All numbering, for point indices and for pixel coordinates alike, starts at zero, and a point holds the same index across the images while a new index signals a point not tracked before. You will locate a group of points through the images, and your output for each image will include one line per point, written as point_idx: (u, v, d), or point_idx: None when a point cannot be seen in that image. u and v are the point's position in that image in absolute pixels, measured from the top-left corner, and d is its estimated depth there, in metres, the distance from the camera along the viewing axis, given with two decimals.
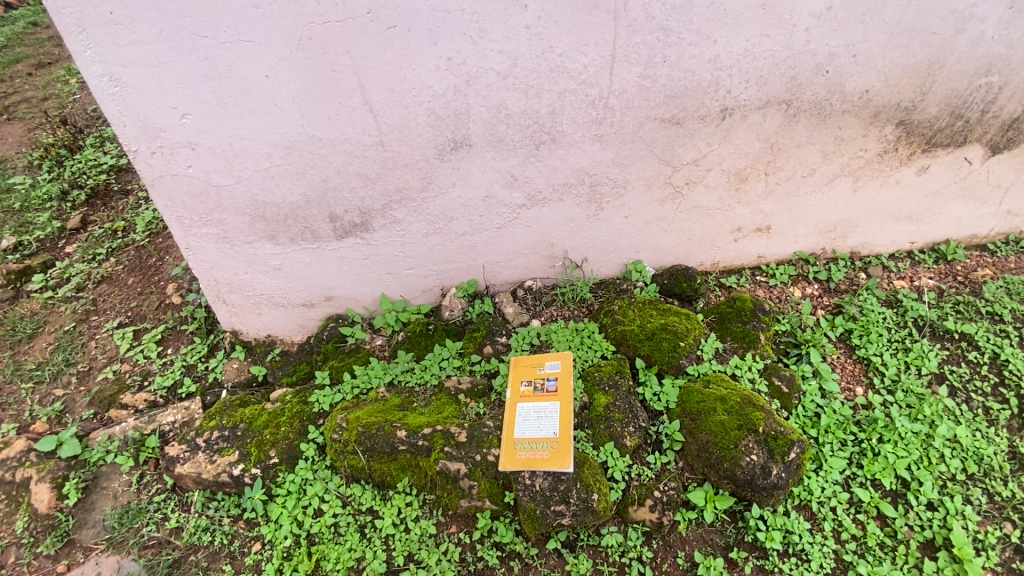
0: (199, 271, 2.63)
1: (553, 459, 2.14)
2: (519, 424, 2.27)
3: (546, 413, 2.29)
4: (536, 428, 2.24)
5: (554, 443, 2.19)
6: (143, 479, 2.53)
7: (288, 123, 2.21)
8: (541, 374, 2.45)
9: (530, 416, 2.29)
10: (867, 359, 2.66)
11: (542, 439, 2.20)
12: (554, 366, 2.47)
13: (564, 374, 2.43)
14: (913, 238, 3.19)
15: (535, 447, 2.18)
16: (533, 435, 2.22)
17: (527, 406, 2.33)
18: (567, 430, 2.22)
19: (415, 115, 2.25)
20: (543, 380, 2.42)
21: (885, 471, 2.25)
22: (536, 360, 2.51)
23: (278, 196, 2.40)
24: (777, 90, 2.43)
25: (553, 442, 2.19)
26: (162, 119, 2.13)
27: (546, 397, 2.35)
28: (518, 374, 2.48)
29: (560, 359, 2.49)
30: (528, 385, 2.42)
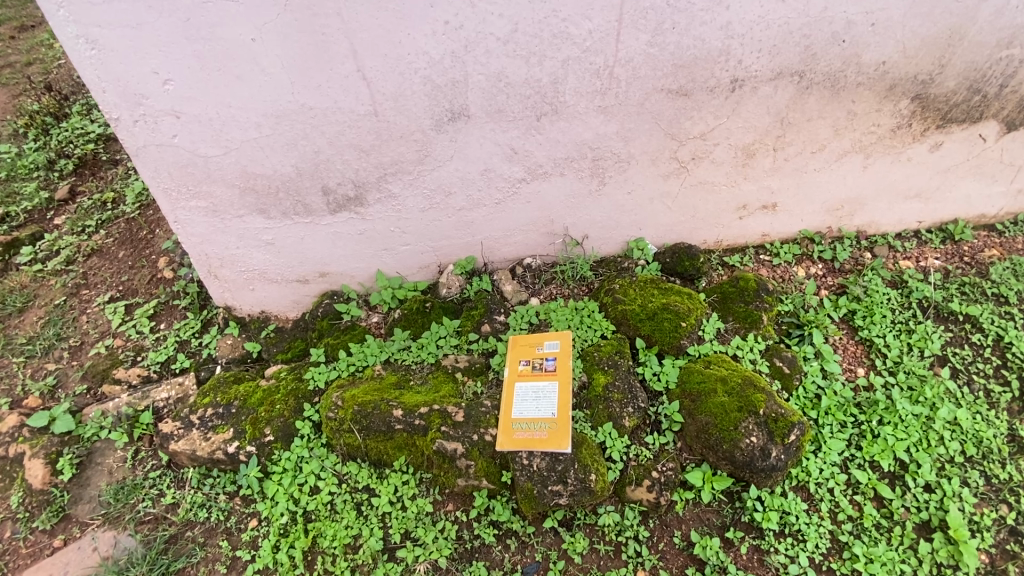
0: (188, 245, 2.56)
1: (552, 440, 2.11)
2: (518, 404, 2.24)
3: (545, 393, 2.24)
4: (534, 409, 2.20)
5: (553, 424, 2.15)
6: (138, 455, 2.52)
7: (277, 90, 2.10)
8: (539, 353, 2.39)
9: (528, 397, 2.25)
10: (870, 341, 2.63)
11: (540, 419, 2.17)
12: (554, 346, 2.41)
13: (563, 354, 2.38)
14: (921, 217, 3.12)
15: (534, 427, 2.15)
16: (531, 415, 2.19)
17: (526, 386, 2.29)
18: (566, 411, 2.19)
19: (410, 83, 2.14)
20: (542, 360, 2.37)
21: (884, 453, 2.24)
22: (535, 339, 2.46)
23: (268, 167, 2.31)
24: (790, 61, 2.32)
25: (552, 423, 2.16)
26: (143, 85, 2.03)
27: (544, 377, 2.30)
28: (516, 353, 2.43)
29: (559, 339, 2.43)
30: (526, 364, 2.37)
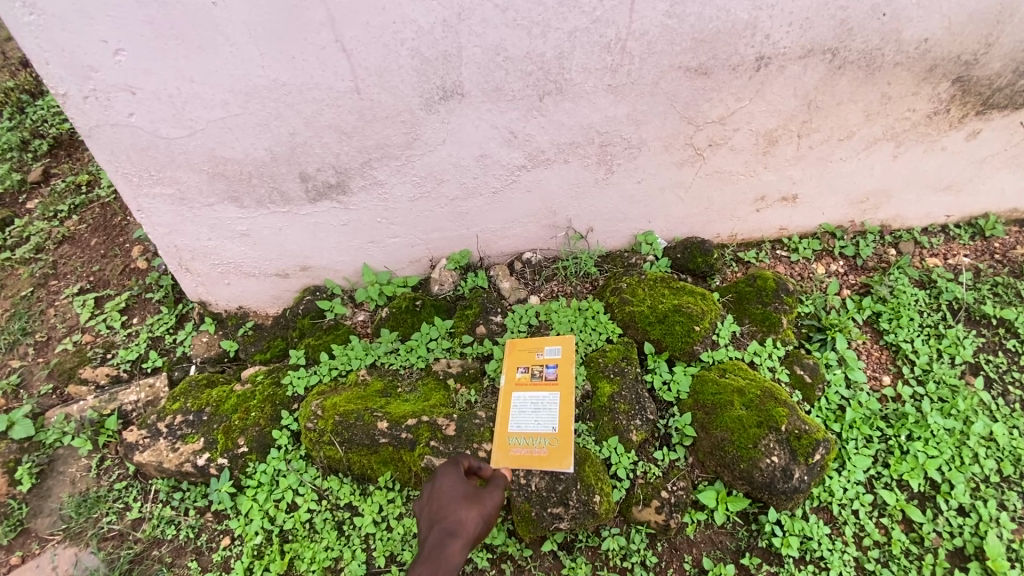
0: (155, 236, 2.33)
1: (552, 458, 1.93)
2: (515, 416, 2.04)
3: (545, 405, 2.05)
4: (534, 423, 2.01)
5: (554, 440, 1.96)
6: (103, 464, 2.32)
7: (244, 63, 1.85)
8: (539, 360, 2.18)
9: (526, 408, 2.05)
10: (896, 346, 2.43)
11: (539, 434, 1.98)
12: (555, 351, 2.20)
13: (565, 361, 2.17)
14: (950, 211, 2.89)
15: (532, 443, 1.97)
16: (529, 429, 2.00)
17: (523, 396, 2.09)
18: (567, 425, 1.99)
19: (396, 56, 1.90)
20: (542, 367, 2.16)
21: (913, 472, 2.06)
22: (534, 343, 2.24)
23: (239, 151, 2.07)
24: (823, 36, 2.07)
25: (552, 438, 1.97)
26: (91, 56, 1.78)
27: (544, 386, 2.10)
28: (513, 358, 2.23)
29: (561, 344, 2.22)
30: (524, 372, 2.17)
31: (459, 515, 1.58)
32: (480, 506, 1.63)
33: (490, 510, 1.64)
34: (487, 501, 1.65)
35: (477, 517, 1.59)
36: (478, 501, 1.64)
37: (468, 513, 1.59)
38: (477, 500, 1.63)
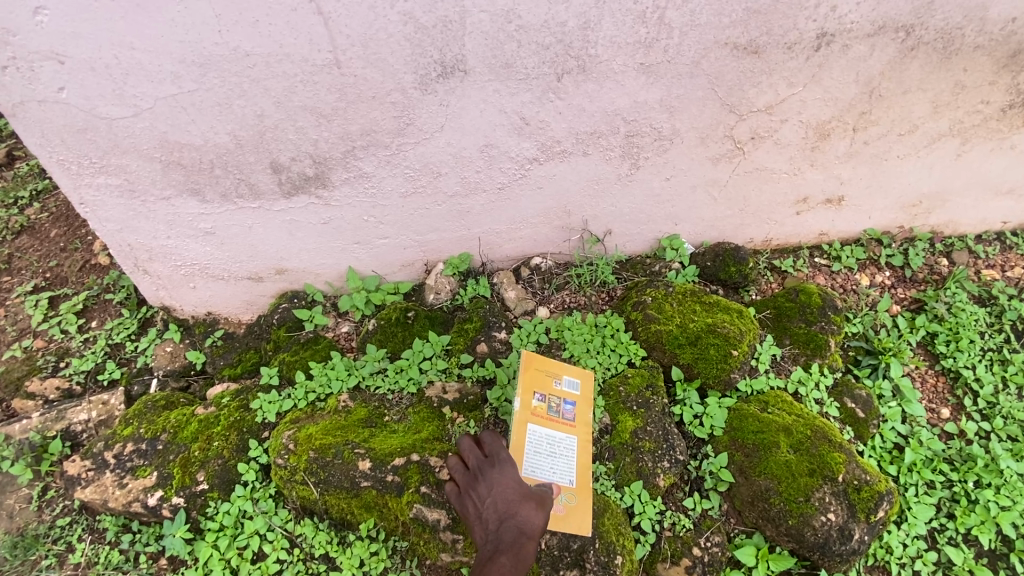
0: (103, 233, 1.99)
1: (569, 521, 1.57)
2: (526, 461, 1.60)
3: (563, 450, 1.66)
4: (550, 474, 1.60)
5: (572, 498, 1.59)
6: (46, 495, 2.03)
7: (199, 27, 1.51)
8: (557, 390, 1.75)
9: (540, 451, 1.63)
10: (955, 373, 2.13)
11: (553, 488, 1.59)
12: (575, 382, 1.79)
13: (584, 397, 1.78)
14: (1007, 218, 2.58)
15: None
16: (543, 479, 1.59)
17: (538, 434, 1.65)
18: (586, 481, 1.64)
19: (386, 22, 1.56)
20: (561, 401, 1.73)
21: (984, 526, 1.77)
22: (551, 365, 1.78)
23: (197, 135, 1.73)
24: (897, 11, 1.74)
25: (570, 496, 1.59)
26: (6, 14, 1.44)
27: (562, 427, 1.70)
28: (527, 380, 1.72)
29: (580, 374, 1.81)
30: (541, 401, 1.70)
31: (528, 514, 1.42)
32: (548, 503, 1.47)
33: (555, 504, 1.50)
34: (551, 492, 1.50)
35: (546, 515, 1.45)
36: (545, 497, 1.47)
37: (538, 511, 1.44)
38: (544, 499, 1.46)
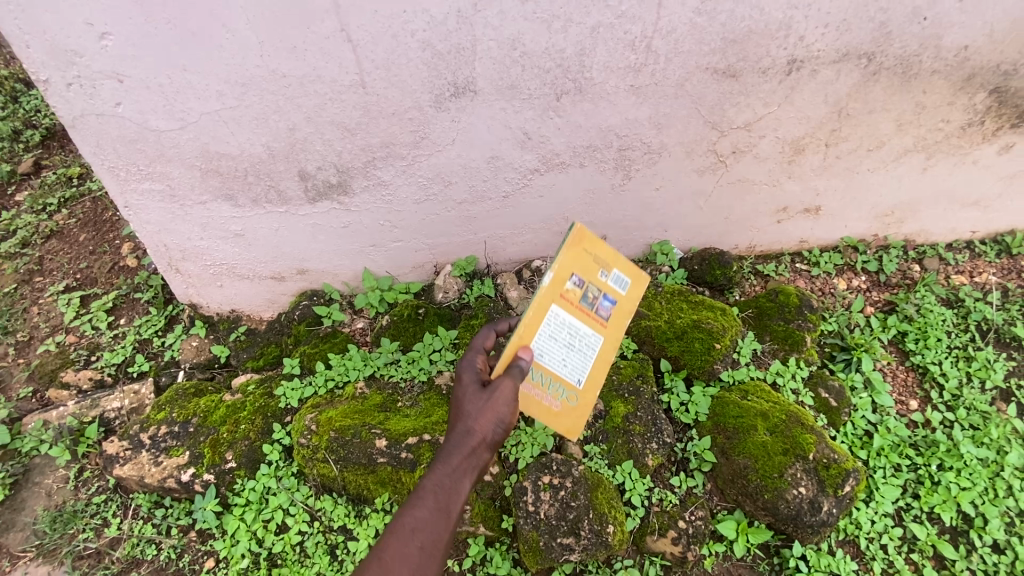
0: (143, 234, 2.19)
1: (564, 420, 1.55)
2: (537, 340, 1.51)
3: (583, 344, 1.55)
4: (557, 364, 1.52)
5: (574, 396, 1.55)
6: (82, 475, 2.19)
7: (243, 52, 1.72)
8: (599, 281, 1.56)
9: (558, 338, 1.53)
10: (923, 368, 2.30)
11: (560, 379, 1.53)
12: (624, 283, 1.59)
13: (628, 298, 1.61)
14: (975, 227, 2.78)
15: (547, 388, 1.53)
16: (550, 368, 1.52)
17: (559, 319, 1.53)
18: (596, 382, 1.58)
19: (406, 48, 1.77)
20: (599, 294, 1.57)
21: (945, 505, 1.93)
22: (602, 250, 1.57)
23: (234, 146, 1.94)
24: (859, 40, 1.95)
25: (574, 394, 1.55)
26: (76, 40, 1.65)
27: (592, 321, 1.56)
28: (570, 257, 1.54)
29: (634, 274, 1.60)
30: (576, 284, 1.54)
31: (472, 421, 1.38)
32: (496, 408, 1.39)
33: (506, 407, 1.40)
34: (509, 389, 1.41)
35: (491, 419, 1.37)
36: (497, 397, 1.40)
37: (483, 415, 1.39)
38: (490, 400, 1.39)
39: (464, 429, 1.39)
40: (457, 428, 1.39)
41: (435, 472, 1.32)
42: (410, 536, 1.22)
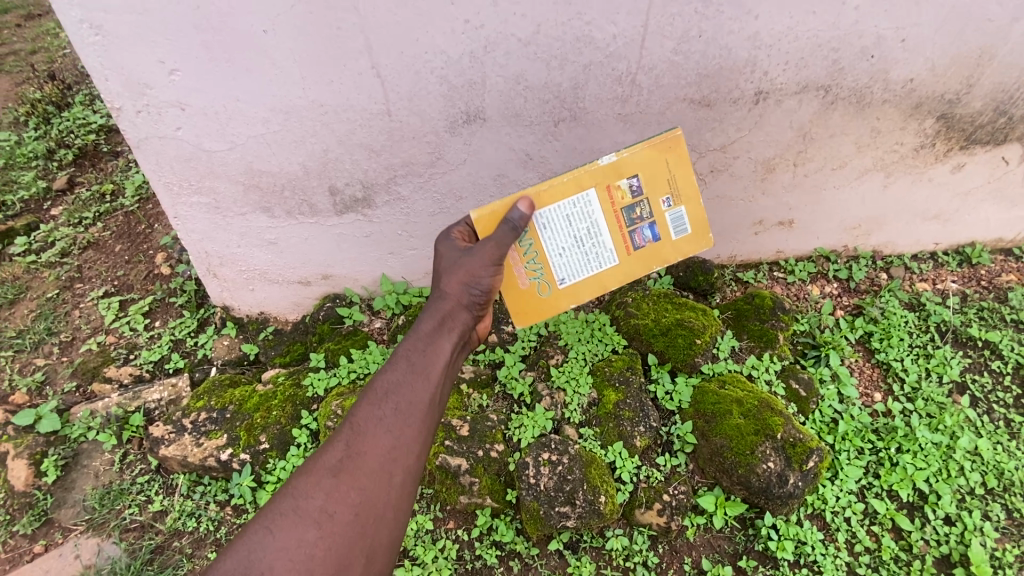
0: (188, 242, 2.47)
1: (523, 303, 1.84)
2: (557, 211, 1.73)
3: (592, 252, 1.80)
4: (552, 248, 1.77)
5: (547, 291, 1.83)
6: (127, 459, 2.43)
7: (288, 85, 2.02)
8: (649, 212, 1.78)
9: (575, 222, 1.75)
10: (887, 364, 2.55)
11: (546, 262, 1.79)
12: (680, 232, 1.82)
13: (667, 244, 1.83)
14: (938, 239, 3.00)
15: (528, 263, 1.79)
16: (547, 242, 1.77)
17: (590, 213, 1.75)
18: (576, 291, 1.85)
19: (426, 83, 2.07)
20: (642, 221, 1.78)
21: (902, 483, 2.17)
22: (683, 182, 1.77)
23: (274, 164, 2.23)
24: (816, 75, 2.23)
25: (550, 286, 1.83)
26: (148, 75, 1.95)
27: (621, 237, 1.79)
28: (642, 165, 1.73)
29: (697, 228, 1.83)
30: (626, 200, 1.75)
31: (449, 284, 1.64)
32: (472, 267, 1.64)
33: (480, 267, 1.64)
34: (477, 258, 1.65)
35: (467, 278, 1.64)
36: (463, 266, 1.65)
37: (450, 285, 1.64)
38: (468, 264, 1.64)
39: (436, 299, 1.63)
40: (431, 300, 1.64)
41: (410, 336, 1.56)
42: (387, 385, 1.44)
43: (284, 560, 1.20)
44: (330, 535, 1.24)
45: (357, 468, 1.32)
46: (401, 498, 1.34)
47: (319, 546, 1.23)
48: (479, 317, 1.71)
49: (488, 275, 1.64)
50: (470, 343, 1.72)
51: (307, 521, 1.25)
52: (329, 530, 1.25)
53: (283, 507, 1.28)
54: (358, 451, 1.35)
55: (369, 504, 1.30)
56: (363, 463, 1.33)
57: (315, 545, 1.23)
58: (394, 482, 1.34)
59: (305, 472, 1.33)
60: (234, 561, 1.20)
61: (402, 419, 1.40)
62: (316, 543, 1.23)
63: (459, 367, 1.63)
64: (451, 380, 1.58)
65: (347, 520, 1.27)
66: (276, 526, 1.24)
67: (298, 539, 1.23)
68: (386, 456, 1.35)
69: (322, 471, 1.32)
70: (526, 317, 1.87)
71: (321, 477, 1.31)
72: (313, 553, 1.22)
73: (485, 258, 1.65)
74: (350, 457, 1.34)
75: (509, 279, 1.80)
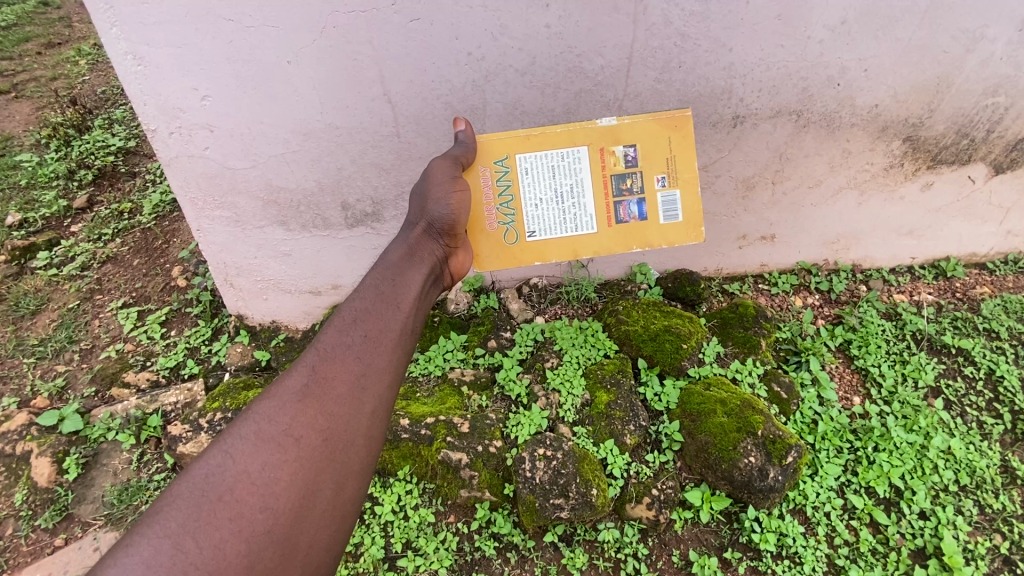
0: (208, 253, 2.65)
1: (487, 247, 1.94)
2: (545, 161, 1.89)
3: (570, 212, 1.95)
4: (529, 196, 1.90)
5: (514, 239, 1.95)
6: (144, 458, 2.58)
7: (307, 110, 2.23)
8: (638, 191, 1.95)
9: (560, 176, 1.91)
10: (865, 370, 2.68)
11: (521, 208, 1.91)
12: (668, 219, 2.00)
13: (649, 225, 1.99)
14: (914, 253, 3.10)
15: (502, 206, 1.91)
16: (526, 188, 1.90)
17: (578, 172, 1.92)
18: (543, 246, 1.97)
19: (432, 108, 2.28)
20: (630, 196, 1.95)
21: (879, 479, 2.30)
22: (682, 169, 1.96)
23: (292, 181, 2.43)
24: (788, 101, 2.45)
25: (517, 235, 1.94)
26: (182, 100, 2.17)
27: (606, 205, 1.96)
28: (642, 140, 1.93)
29: (689, 219, 2.00)
30: (617, 171, 1.93)
31: (418, 217, 1.70)
32: (439, 196, 1.71)
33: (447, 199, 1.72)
34: (438, 195, 1.71)
35: (437, 207, 1.70)
36: (425, 205, 1.70)
37: (414, 226, 1.70)
38: (436, 195, 1.71)
39: (400, 240, 1.66)
40: (394, 241, 1.66)
41: (376, 271, 1.55)
42: (354, 313, 1.41)
43: (248, 481, 1.13)
44: (296, 457, 1.17)
45: (324, 392, 1.27)
46: (370, 426, 1.28)
47: (284, 469, 1.16)
48: (445, 258, 1.74)
49: (448, 209, 1.70)
50: (437, 287, 1.72)
51: (271, 443, 1.18)
52: (295, 453, 1.18)
53: (243, 431, 1.20)
54: (324, 377, 1.29)
55: (337, 429, 1.23)
56: (331, 388, 1.28)
57: (280, 468, 1.16)
58: (363, 409, 1.28)
59: (268, 397, 1.26)
60: (194, 483, 1.12)
61: (370, 346, 1.36)
62: (282, 466, 1.16)
63: (427, 306, 1.61)
64: (421, 315, 1.55)
65: (313, 445, 1.20)
66: (237, 449, 1.16)
67: (262, 461, 1.16)
68: (355, 383, 1.30)
69: (286, 395, 1.25)
70: (483, 262, 1.96)
71: (285, 402, 1.24)
72: (278, 476, 1.15)
73: (446, 196, 1.71)
74: (317, 382, 1.28)
75: (479, 217, 1.90)
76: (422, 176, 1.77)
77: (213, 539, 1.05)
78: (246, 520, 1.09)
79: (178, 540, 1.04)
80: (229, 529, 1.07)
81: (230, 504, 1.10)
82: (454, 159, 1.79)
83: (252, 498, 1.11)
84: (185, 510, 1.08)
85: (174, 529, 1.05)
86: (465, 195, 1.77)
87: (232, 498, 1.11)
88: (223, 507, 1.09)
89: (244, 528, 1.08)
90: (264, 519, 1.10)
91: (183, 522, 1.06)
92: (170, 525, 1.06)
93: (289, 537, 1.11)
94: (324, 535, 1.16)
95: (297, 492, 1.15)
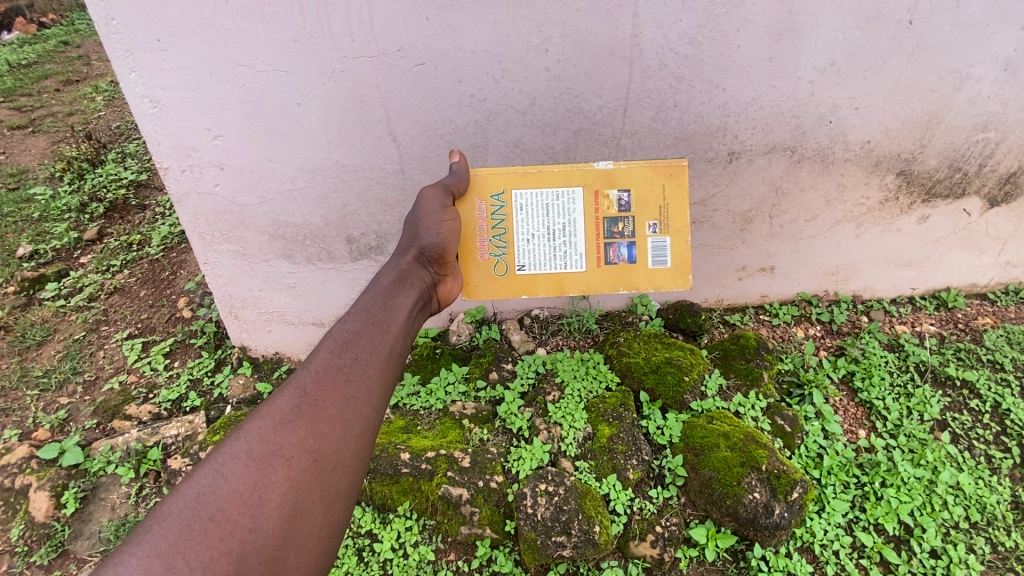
0: (215, 286, 2.69)
1: (475, 278, 1.96)
2: (541, 198, 1.94)
3: (560, 249, 1.99)
4: (522, 229, 1.94)
5: (503, 271, 1.98)
6: (143, 492, 2.58)
7: (314, 148, 2.31)
8: (628, 236, 2.00)
9: (554, 214, 1.95)
10: (869, 403, 2.65)
11: (512, 242, 1.95)
12: (657, 264, 2.03)
13: (636, 269, 2.03)
14: (914, 285, 3.11)
15: (496, 238, 1.95)
16: (519, 223, 1.94)
17: (572, 212, 1.97)
18: (529, 281, 2.00)
19: (435, 145, 2.35)
20: (620, 240, 2.00)
21: (887, 516, 2.26)
22: (674, 217, 2.00)
23: (299, 217, 2.49)
24: (781, 137, 2.51)
25: (507, 267, 1.97)
26: (195, 140, 2.25)
27: (596, 246, 2.00)
28: (638, 187, 1.97)
29: (677, 266, 2.04)
30: (610, 216, 1.98)
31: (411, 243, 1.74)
32: (432, 223, 1.74)
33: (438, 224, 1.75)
34: (430, 222, 1.75)
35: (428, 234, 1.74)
36: (417, 231, 1.73)
37: (406, 252, 1.73)
38: (427, 222, 1.75)
39: (392, 265, 1.70)
40: (386, 265, 1.69)
41: (368, 294, 1.57)
42: (346, 336, 1.43)
43: (239, 500, 1.13)
44: (286, 477, 1.18)
45: (315, 413, 1.28)
46: (360, 447, 1.29)
47: (275, 489, 1.16)
48: (434, 284, 1.78)
49: (440, 234, 1.74)
50: (426, 312, 1.75)
51: (262, 463, 1.18)
52: (286, 473, 1.18)
53: (234, 451, 1.19)
54: (316, 397, 1.30)
55: (328, 449, 1.24)
56: (323, 409, 1.29)
57: (271, 488, 1.16)
58: (352, 432, 1.30)
59: (259, 417, 1.26)
60: (184, 503, 1.11)
61: (361, 369, 1.38)
62: (272, 486, 1.16)
63: (417, 329, 1.63)
64: (410, 340, 1.58)
65: (303, 466, 1.21)
66: (229, 469, 1.16)
67: (253, 481, 1.16)
68: (345, 405, 1.32)
69: (278, 416, 1.25)
70: (473, 291, 1.97)
71: (277, 422, 1.24)
72: (268, 496, 1.15)
73: (438, 221, 1.75)
74: (308, 403, 1.29)
75: (471, 246, 1.94)
76: (414, 203, 1.80)
77: (203, 559, 1.05)
78: (236, 541, 1.09)
79: (167, 560, 1.03)
80: (218, 549, 1.07)
81: (221, 524, 1.09)
82: (448, 186, 1.83)
83: (242, 518, 1.11)
84: (175, 529, 1.07)
85: (163, 548, 1.04)
86: (456, 221, 1.81)
87: (223, 518, 1.10)
88: (214, 526, 1.09)
89: (234, 548, 1.08)
90: (253, 539, 1.10)
91: (172, 543, 1.05)
92: (160, 544, 1.05)
93: (277, 557, 1.11)
94: (311, 556, 1.16)
95: (286, 512, 1.15)
